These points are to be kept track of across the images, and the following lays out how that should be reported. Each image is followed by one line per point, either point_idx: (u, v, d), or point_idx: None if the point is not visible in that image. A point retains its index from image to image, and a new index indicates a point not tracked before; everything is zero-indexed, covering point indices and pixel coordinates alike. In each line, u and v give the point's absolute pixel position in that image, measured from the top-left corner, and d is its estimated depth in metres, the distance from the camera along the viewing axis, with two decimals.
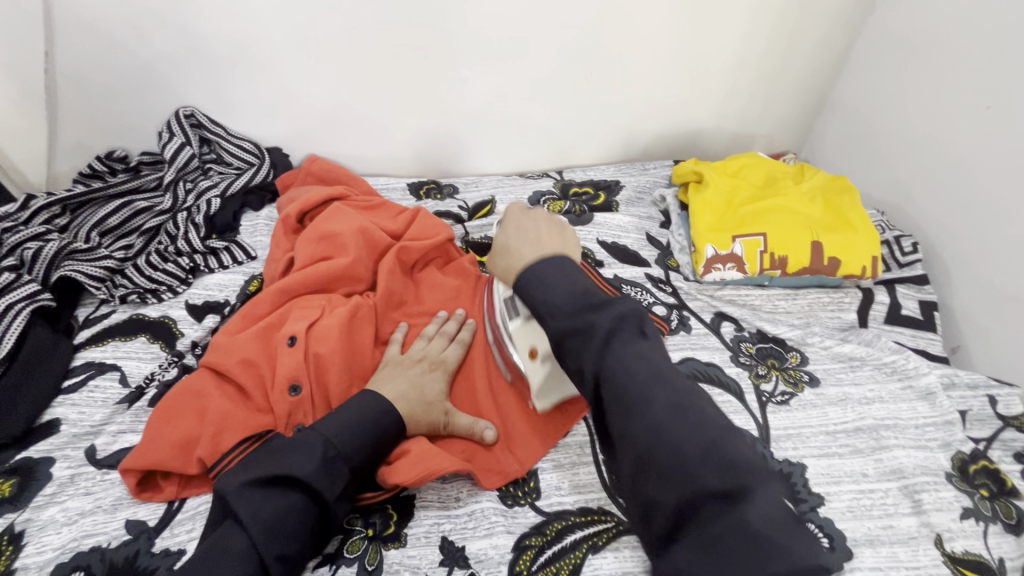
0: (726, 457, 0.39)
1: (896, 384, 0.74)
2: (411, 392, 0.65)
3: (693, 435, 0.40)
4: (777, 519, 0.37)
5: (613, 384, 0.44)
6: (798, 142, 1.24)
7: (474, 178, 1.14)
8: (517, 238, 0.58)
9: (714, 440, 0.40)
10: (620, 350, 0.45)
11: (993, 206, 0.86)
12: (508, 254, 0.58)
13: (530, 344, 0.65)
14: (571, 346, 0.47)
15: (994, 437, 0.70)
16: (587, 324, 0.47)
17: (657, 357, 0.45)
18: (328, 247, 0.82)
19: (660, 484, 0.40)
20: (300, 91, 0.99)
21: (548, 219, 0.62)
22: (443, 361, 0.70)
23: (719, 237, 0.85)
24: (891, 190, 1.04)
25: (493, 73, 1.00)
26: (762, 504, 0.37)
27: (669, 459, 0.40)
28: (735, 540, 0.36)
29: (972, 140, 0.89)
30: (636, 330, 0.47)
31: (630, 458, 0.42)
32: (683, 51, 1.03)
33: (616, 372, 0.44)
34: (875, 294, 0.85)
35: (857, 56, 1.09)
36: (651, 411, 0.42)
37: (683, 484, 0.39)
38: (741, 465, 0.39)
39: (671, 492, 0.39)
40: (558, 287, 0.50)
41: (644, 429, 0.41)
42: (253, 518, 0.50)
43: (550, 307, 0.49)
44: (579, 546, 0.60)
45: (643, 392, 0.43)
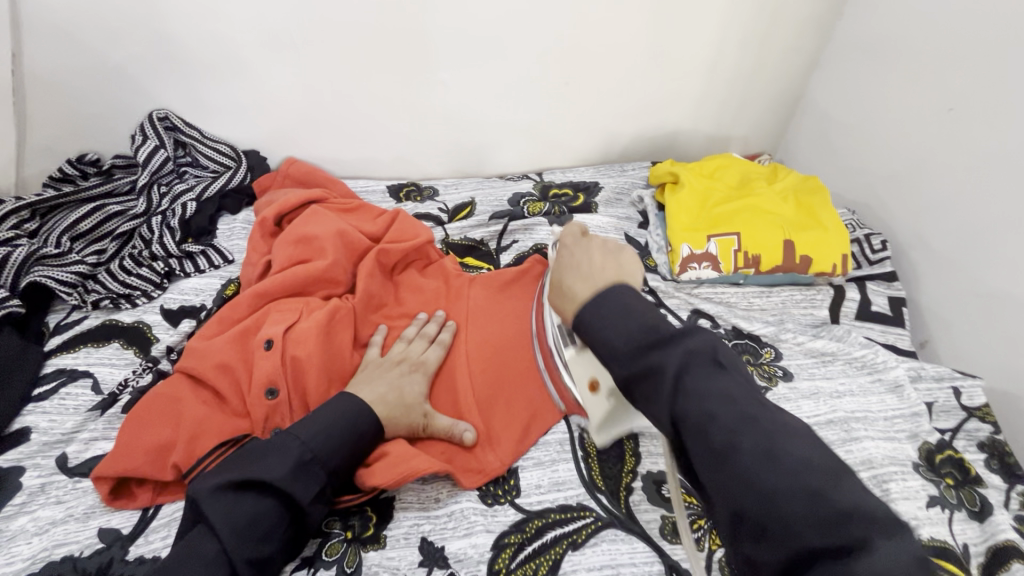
0: (830, 510, 0.35)
1: (865, 378, 0.76)
2: (389, 394, 0.65)
3: (790, 481, 0.36)
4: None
5: (690, 422, 0.41)
6: (772, 143, 1.26)
7: (454, 180, 1.14)
8: (569, 272, 0.55)
9: (806, 480, 0.36)
10: (694, 387, 0.41)
11: (954, 204, 0.89)
12: (564, 293, 0.54)
13: (592, 375, 0.64)
14: (643, 389, 0.44)
15: (959, 428, 0.73)
16: (654, 364, 0.43)
17: (746, 396, 0.41)
18: (306, 250, 0.81)
19: (763, 542, 0.36)
20: (277, 93, 0.98)
21: (602, 246, 0.58)
22: (422, 363, 0.71)
23: (694, 237, 0.86)
24: (861, 190, 1.07)
25: (472, 75, 1.01)
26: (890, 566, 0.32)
27: (770, 511, 0.36)
28: None
29: (936, 140, 0.92)
30: (712, 364, 0.43)
31: (727, 509, 0.39)
32: (659, 55, 1.05)
33: (685, 402, 0.41)
34: (846, 291, 0.87)
35: (828, 59, 1.11)
36: (736, 457, 0.38)
37: (786, 543, 0.35)
38: (848, 514, 0.34)
39: (777, 552, 0.35)
40: (616, 322, 0.46)
41: (730, 473, 0.38)
42: (223, 524, 0.49)
43: (609, 347, 0.46)
44: (559, 543, 0.60)
45: (725, 432, 0.39)
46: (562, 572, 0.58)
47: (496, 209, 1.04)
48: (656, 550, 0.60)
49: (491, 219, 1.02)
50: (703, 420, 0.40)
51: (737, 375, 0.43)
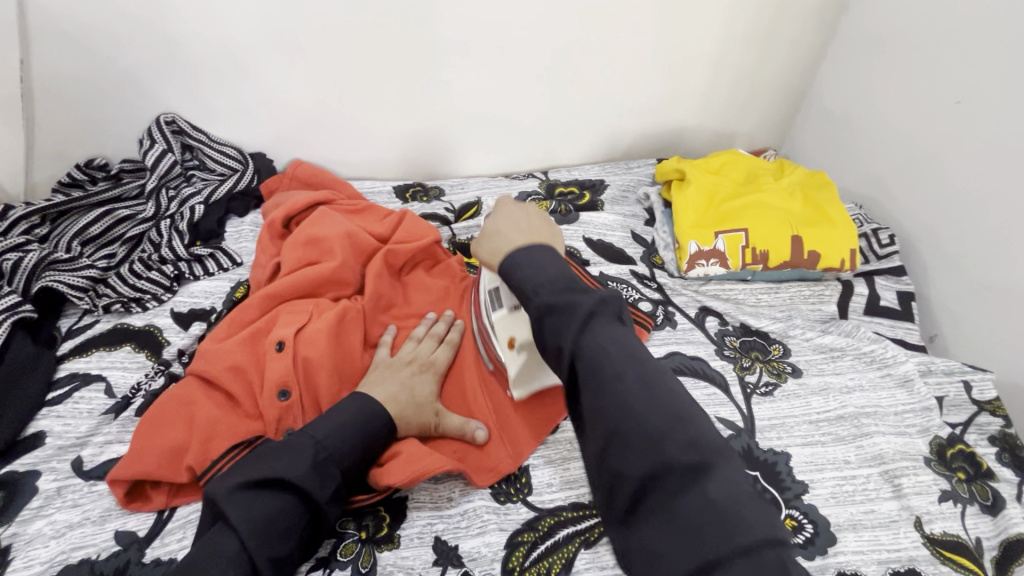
0: (691, 437, 0.41)
1: (875, 373, 0.76)
2: (402, 394, 0.65)
3: (664, 414, 0.42)
4: (739, 502, 0.38)
5: (584, 353, 0.45)
6: (777, 139, 1.26)
7: (460, 180, 1.14)
8: (507, 224, 0.63)
9: (679, 416, 0.42)
10: (597, 329, 0.47)
11: (961, 198, 0.89)
12: (498, 237, 0.62)
13: (510, 333, 0.67)
14: (552, 321, 0.48)
15: (970, 422, 0.72)
16: (569, 303, 0.49)
17: (636, 343, 0.47)
18: (315, 252, 0.82)
19: (627, 458, 0.41)
20: (283, 96, 0.98)
21: (537, 213, 0.68)
22: (433, 364, 0.71)
23: (701, 234, 0.85)
24: (867, 184, 1.07)
25: (477, 75, 1.01)
26: (728, 482, 0.38)
27: (641, 434, 0.41)
28: (694, 514, 0.37)
29: (944, 133, 0.91)
30: (614, 317, 0.49)
31: (598, 431, 0.43)
32: (664, 52, 1.05)
33: (588, 339, 0.46)
34: (854, 286, 0.87)
35: (832, 53, 1.11)
36: (621, 386, 0.43)
37: (648, 459, 0.40)
38: (701, 442, 0.41)
39: (637, 467, 0.40)
40: (533, 267, 0.53)
41: (616, 402, 0.43)
42: (243, 522, 0.49)
43: (537, 284, 0.52)
44: (572, 541, 0.60)
45: (614, 366, 0.44)
46: (575, 570, 0.58)
47: None
48: None
49: None
50: (593, 351, 0.45)
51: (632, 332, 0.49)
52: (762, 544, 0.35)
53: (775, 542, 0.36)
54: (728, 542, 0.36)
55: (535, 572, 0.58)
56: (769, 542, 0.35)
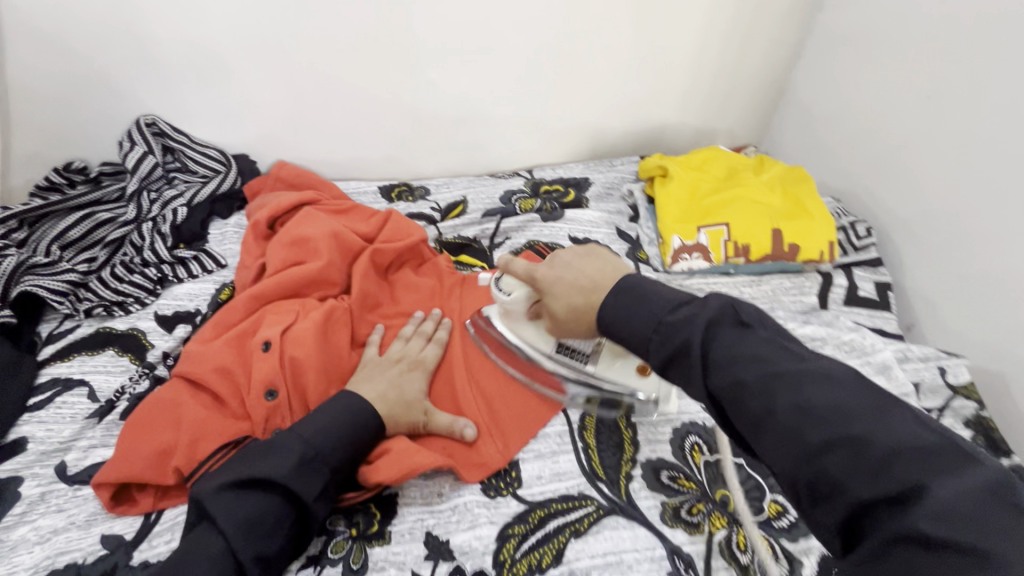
0: (875, 460, 0.36)
1: (856, 361, 0.77)
2: (390, 393, 0.65)
3: (833, 432, 0.38)
4: (967, 517, 0.32)
5: (722, 390, 0.45)
6: (757, 135, 1.28)
7: (445, 179, 1.14)
8: (571, 291, 0.61)
9: (849, 427, 0.38)
10: (724, 352, 0.46)
11: (934, 189, 0.92)
12: (578, 310, 0.60)
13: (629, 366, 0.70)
14: (676, 367, 0.49)
15: (946, 406, 0.74)
16: (682, 338, 0.48)
17: (769, 347, 0.45)
18: (300, 252, 0.82)
19: (822, 503, 0.38)
20: (266, 96, 0.98)
21: (579, 256, 0.64)
22: (422, 361, 0.71)
23: (685, 229, 0.87)
24: (845, 178, 1.09)
25: (461, 74, 1.01)
26: (939, 502, 0.33)
27: (818, 468, 0.38)
28: (910, 553, 0.33)
29: (916, 127, 0.94)
30: (735, 324, 0.47)
31: (777, 471, 0.41)
32: (645, 51, 1.06)
33: (717, 372, 0.45)
34: (834, 277, 0.89)
35: (808, 51, 1.14)
36: (773, 417, 0.41)
37: (839, 498, 0.37)
38: (892, 455, 0.36)
39: (833, 510, 0.37)
40: (640, 310, 0.52)
41: (772, 433, 0.41)
42: (227, 524, 0.50)
43: (644, 338, 0.51)
44: (562, 531, 0.60)
45: (757, 397, 0.42)
46: (566, 560, 0.58)
47: (487, 206, 1.05)
48: (657, 535, 0.60)
49: (483, 217, 1.03)
50: (732, 383, 0.44)
51: (766, 334, 0.47)
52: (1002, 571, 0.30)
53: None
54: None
55: (527, 564, 0.58)
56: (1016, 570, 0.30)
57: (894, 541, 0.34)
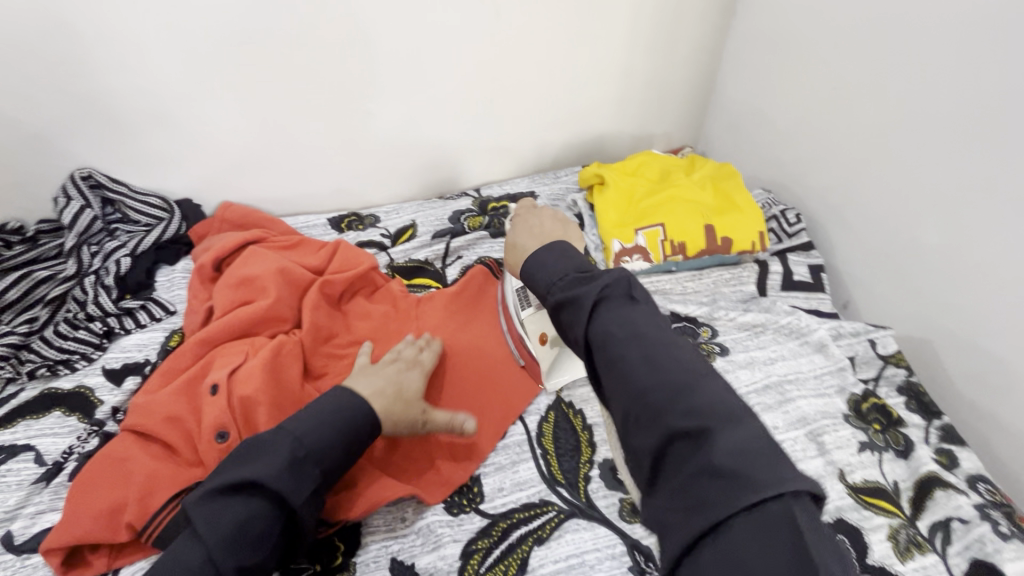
0: (695, 407, 0.42)
1: (794, 343, 0.82)
2: (389, 389, 0.65)
3: (668, 384, 0.44)
4: (748, 456, 0.39)
5: (595, 339, 0.48)
6: (692, 136, 1.34)
7: (394, 205, 1.16)
8: (522, 235, 0.69)
9: (682, 383, 0.43)
10: (608, 310, 0.49)
11: (852, 174, 0.98)
12: (515, 249, 0.68)
13: (541, 330, 0.77)
14: (565, 315, 0.52)
15: (880, 376, 0.79)
16: (576, 296, 0.51)
17: (650, 320, 0.49)
18: (248, 291, 0.81)
19: (642, 435, 0.43)
20: (206, 141, 0.99)
21: (551, 217, 0.72)
22: (420, 361, 0.71)
23: (622, 233, 0.90)
24: (774, 170, 1.15)
25: (400, 103, 1.04)
26: (736, 445, 0.39)
27: (649, 409, 0.43)
28: (701, 480, 0.39)
29: (829, 119, 1.01)
30: (625, 297, 0.50)
31: (620, 407, 0.45)
32: (576, 66, 1.11)
33: (597, 325, 0.49)
34: (770, 265, 0.93)
35: (729, 55, 1.20)
36: (623, 364, 0.46)
37: (659, 434, 0.42)
38: (707, 408, 0.42)
39: (653, 440, 0.42)
40: (558, 265, 0.56)
41: (618, 377, 0.46)
42: (210, 531, 0.51)
43: (549, 283, 0.55)
44: (525, 540, 0.61)
45: (622, 348, 0.46)
46: (530, 568, 0.59)
47: (436, 228, 1.07)
48: (616, 532, 0.62)
49: (433, 238, 1.05)
50: (602, 334, 0.48)
51: (646, 305, 0.51)
52: (768, 501, 0.36)
53: (787, 497, 0.36)
54: (736, 499, 0.37)
55: None
56: (775, 502, 0.36)
57: (693, 473, 0.39)
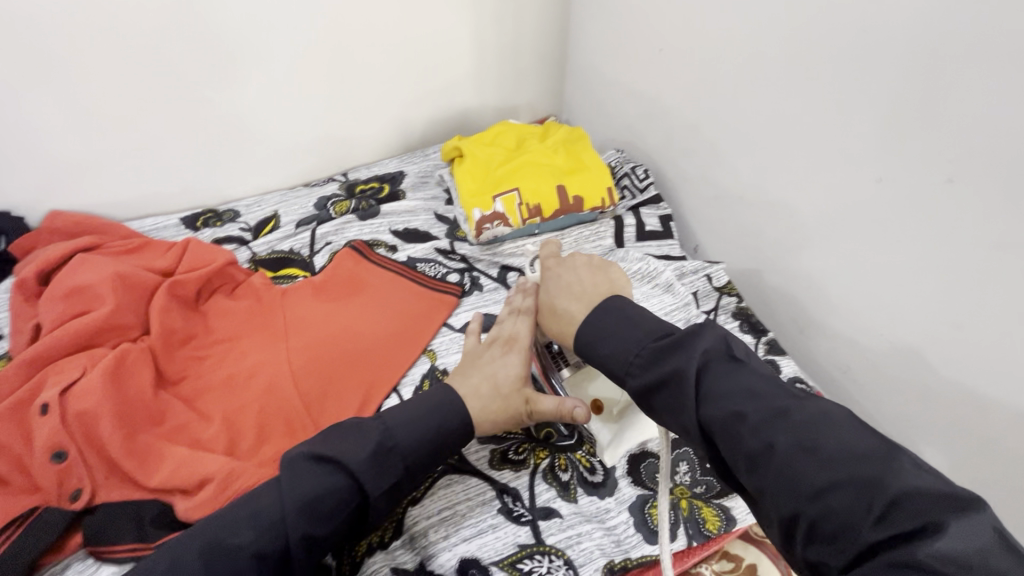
0: (884, 501, 0.34)
1: (646, 286, 0.89)
2: (483, 388, 0.60)
3: (838, 472, 0.36)
4: (984, 565, 0.31)
5: (715, 423, 0.43)
6: (556, 106, 1.39)
7: (255, 198, 1.10)
8: (563, 297, 0.61)
9: (852, 467, 0.36)
10: (714, 383, 0.45)
11: (686, 128, 1.07)
12: (559, 317, 0.60)
13: (596, 396, 0.65)
14: (663, 399, 0.47)
15: (718, 307, 0.88)
16: (670, 371, 0.47)
17: (764, 383, 0.44)
18: (81, 301, 0.75)
19: (820, 546, 0.36)
20: (11, 143, 0.88)
21: (588, 264, 0.64)
22: (516, 339, 0.64)
23: (481, 201, 0.92)
24: (627, 132, 1.22)
25: (238, 87, 0.98)
26: (955, 541, 0.31)
27: (823, 509, 0.36)
28: None
29: (661, 80, 1.09)
30: (728, 359, 0.46)
31: (776, 508, 0.38)
32: (425, 40, 1.10)
33: (710, 406, 0.44)
34: (624, 220, 1.01)
35: (574, 24, 1.25)
36: (773, 453, 0.39)
37: (842, 541, 0.35)
38: (903, 496, 0.34)
39: (835, 552, 0.35)
40: (621, 334, 0.53)
41: (769, 470, 0.39)
42: (292, 492, 0.48)
43: (624, 361, 0.51)
44: (399, 503, 0.63)
45: (755, 434, 0.41)
46: (404, 528, 0.61)
47: (301, 216, 1.04)
48: (486, 480, 0.65)
49: (297, 228, 1.02)
50: (723, 417, 0.43)
51: (764, 374, 0.46)
52: None
53: None
54: None
55: (366, 543, 0.60)
56: None
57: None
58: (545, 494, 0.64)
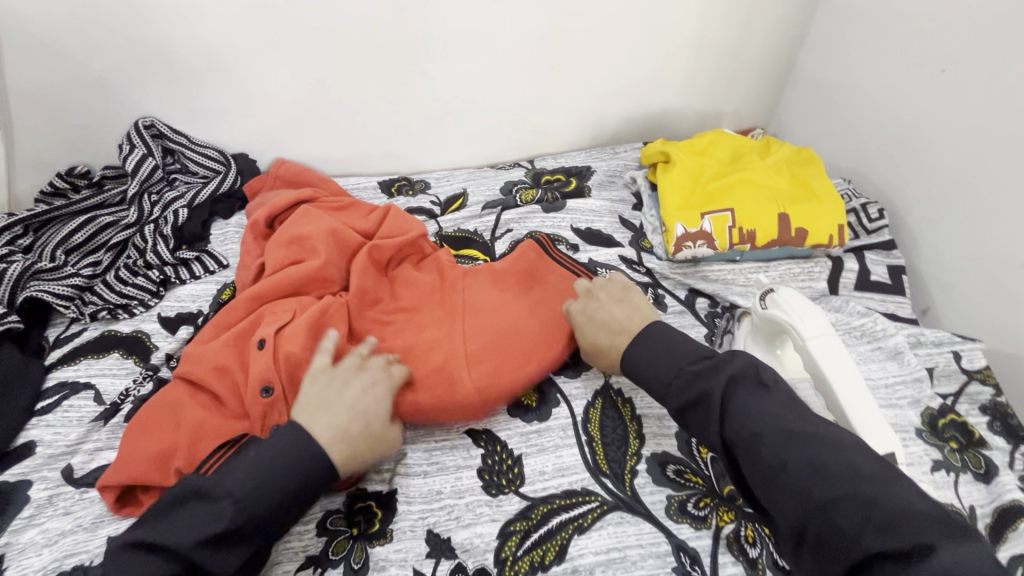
0: (885, 520, 0.41)
1: (865, 346, 0.75)
2: (349, 424, 0.57)
3: (843, 495, 0.44)
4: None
5: (738, 439, 0.51)
6: (765, 117, 1.24)
7: (444, 172, 1.13)
8: (599, 331, 0.68)
9: (854, 487, 0.44)
10: (737, 404, 0.53)
11: (943, 168, 0.89)
12: (602, 348, 0.67)
13: None
14: (695, 415, 0.56)
15: (960, 392, 0.72)
16: (701, 392, 0.55)
17: (785, 410, 0.52)
18: (298, 250, 0.81)
19: (826, 558, 0.43)
20: (264, 94, 0.97)
21: (614, 294, 0.72)
22: (387, 376, 0.65)
23: (688, 216, 0.84)
24: (855, 158, 1.05)
25: (458, 65, 1.00)
26: (944, 564, 0.38)
27: (828, 521, 0.43)
28: None
29: (933, 100, 0.89)
30: (757, 384, 0.54)
31: (787, 523, 0.46)
32: (647, 33, 1.03)
33: (733, 424, 0.52)
34: (844, 262, 0.86)
35: (816, 30, 1.09)
36: (785, 469, 0.47)
37: (845, 554, 0.42)
38: (902, 523, 0.41)
39: (840, 563, 0.42)
40: (666, 361, 0.59)
41: (781, 483, 0.47)
42: (232, 483, 0.51)
43: (664, 385, 0.59)
44: (565, 528, 0.59)
45: (773, 453, 0.48)
46: (569, 556, 0.57)
47: (487, 199, 1.04)
48: (662, 530, 0.59)
49: (483, 210, 1.01)
50: (748, 437, 0.50)
51: (781, 397, 0.53)
52: None
53: None
54: None
55: (529, 561, 0.57)
56: None
57: None
58: (729, 568, 0.57)
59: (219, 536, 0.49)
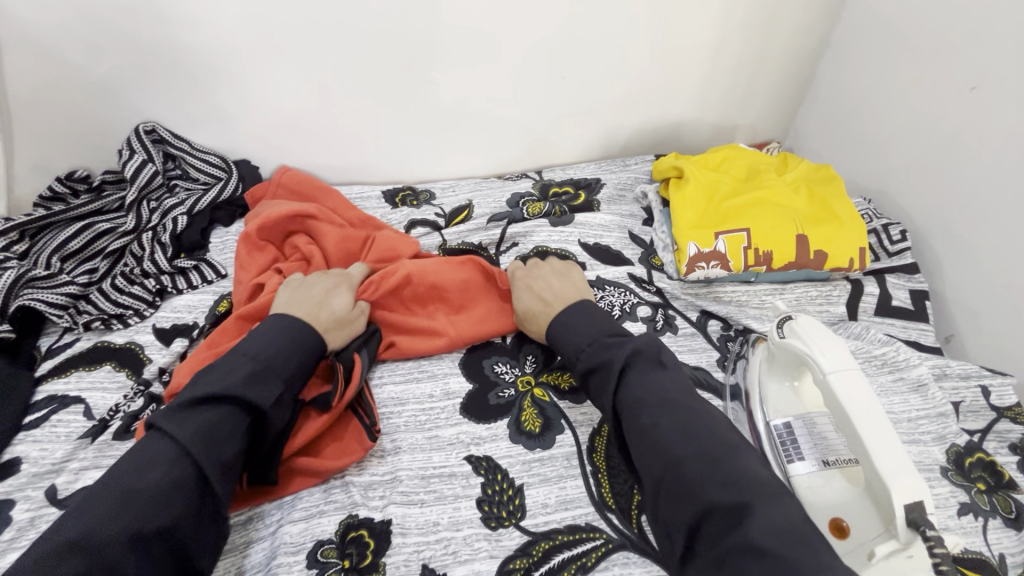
0: (726, 478, 0.48)
1: (887, 377, 0.71)
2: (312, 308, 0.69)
3: (698, 457, 0.50)
4: (793, 537, 0.43)
5: (628, 401, 0.57)
6: (780, 131, 1.21)
7: (450, 182, 1.11)
8: (533, 300, 0.75)
9: (710, 454, 0.50)
10: (638, 377, 0.58)
11: (971, 189, 0.85)
12: (534, 317, 0.74)
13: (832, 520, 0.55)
14: (597, 378, 0.61)
15: (988, 429, 0.69)
16: (607, 360, 0.60)
17: (673, 385, 0.57)
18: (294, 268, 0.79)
19: (674, 507, 0.48)
20: (268, 101, 0.95)
21: (553, 270, 0.79)
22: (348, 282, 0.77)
23: (701, 235, 0.80)
24: (875, 176, 1.02)
25: (467, 73, 0.97)
26: (765, 522, 0.44)
27: (677, 474, 0.49)
28: (741, 556, 0.43)
29: (961, 120, 0.86)
30: (656, 361, 0.59)
31: (650, 477, 0.51)
32: (661, 44, 1.00)
33: (627, 390, 0.57)
34: (864, 286, 0.83)
35: (837, 43, 1.06)
36: (656, 430, 0.53)
37: (689, 502, 0.48)
38: (742, 486, 0.47)
39: (685, 512, 0.48)
40: (585, 328, 0.66)
41: (649, 443, 0.53)
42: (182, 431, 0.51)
43: (578, 348, 0.64)
44: (567, 567, 0.57)
45: (649, 416, 0.54)
46: None
47: (494, 210, 1.01)
48: None
49: (488, 222, 0.97)
50: (632, 399, 0.56)
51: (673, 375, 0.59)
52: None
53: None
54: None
55: None
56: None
57: (725, 536, 0.45)
58: None
59: (183, 481, 0.49)
